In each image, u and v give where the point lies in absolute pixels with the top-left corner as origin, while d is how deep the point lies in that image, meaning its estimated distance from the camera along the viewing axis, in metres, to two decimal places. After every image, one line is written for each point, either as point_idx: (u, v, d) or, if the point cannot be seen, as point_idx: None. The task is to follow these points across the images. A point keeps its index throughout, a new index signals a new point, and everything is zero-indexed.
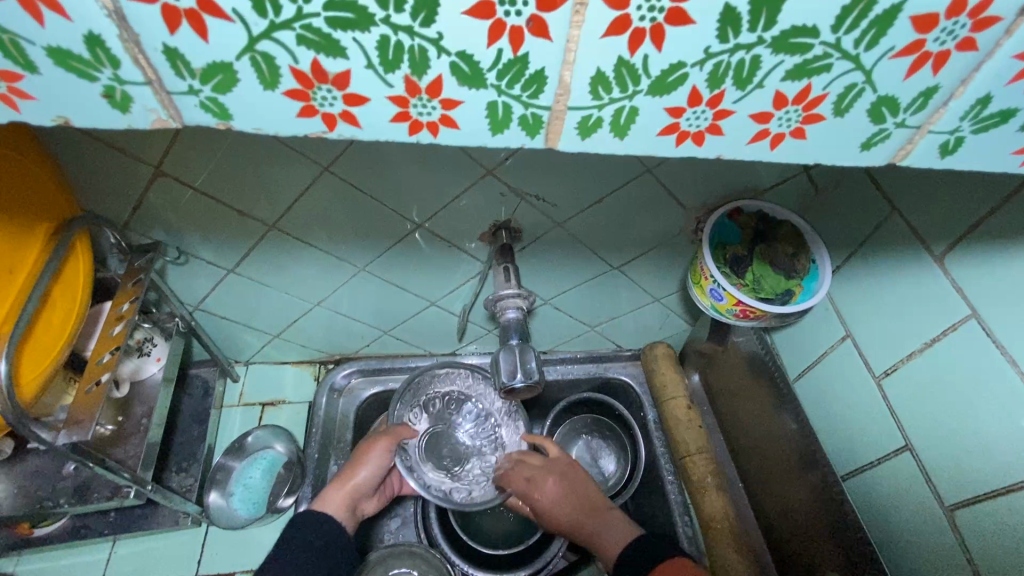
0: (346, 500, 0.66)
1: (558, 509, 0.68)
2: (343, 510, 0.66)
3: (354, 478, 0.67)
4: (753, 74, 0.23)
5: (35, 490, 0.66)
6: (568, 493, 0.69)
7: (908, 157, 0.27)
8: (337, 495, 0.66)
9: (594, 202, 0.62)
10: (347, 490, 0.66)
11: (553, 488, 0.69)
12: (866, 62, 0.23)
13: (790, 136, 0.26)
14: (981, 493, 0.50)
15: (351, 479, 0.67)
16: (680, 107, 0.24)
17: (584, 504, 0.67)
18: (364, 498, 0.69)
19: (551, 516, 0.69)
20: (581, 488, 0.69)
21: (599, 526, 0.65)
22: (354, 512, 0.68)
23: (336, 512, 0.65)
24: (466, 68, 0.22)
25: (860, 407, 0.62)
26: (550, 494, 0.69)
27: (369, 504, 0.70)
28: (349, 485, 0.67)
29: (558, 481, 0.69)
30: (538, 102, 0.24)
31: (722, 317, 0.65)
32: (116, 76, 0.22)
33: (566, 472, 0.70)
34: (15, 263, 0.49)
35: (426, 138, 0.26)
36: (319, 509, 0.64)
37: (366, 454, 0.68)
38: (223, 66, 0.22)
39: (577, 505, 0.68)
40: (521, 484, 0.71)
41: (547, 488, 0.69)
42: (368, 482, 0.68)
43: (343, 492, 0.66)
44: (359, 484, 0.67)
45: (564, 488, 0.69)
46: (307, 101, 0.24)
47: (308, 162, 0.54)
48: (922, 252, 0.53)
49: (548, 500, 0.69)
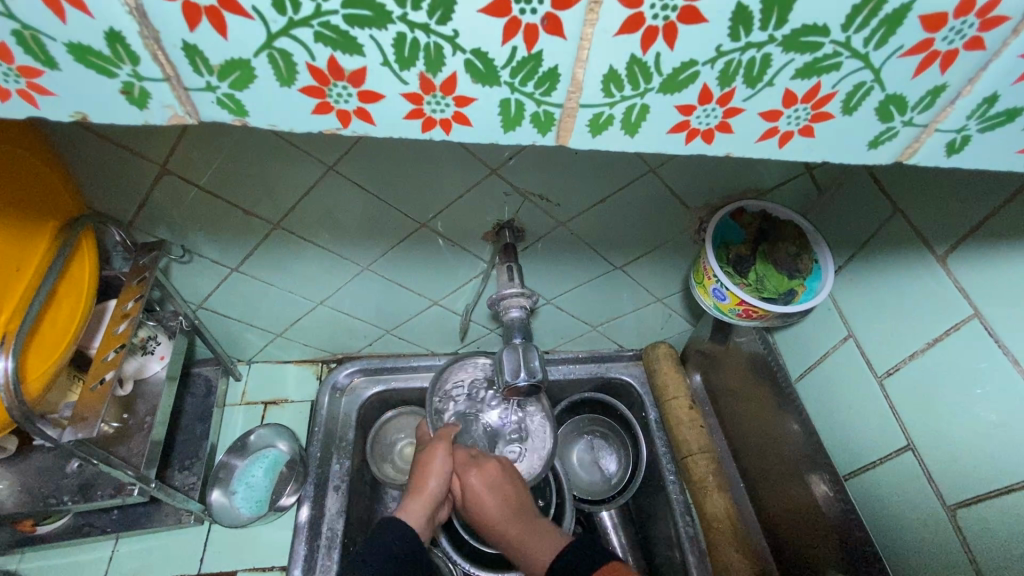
0: (423, 511, 0.66)
1: (486, 495, 0.65)
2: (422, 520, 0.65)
3: (426, 488, 0.66)
4: (763, 72, 0.23)
5: (39, 488, 0.66)
6: (500, 483, 0.66)
7: (915, 155, 0.27)
8: (415, 507, 0.65)
9: (598, 202, 0.62)
10: (423, 502, 0.66)
11: (489, 471, 0.66)
12: (875, 61, 0.23)
13: (798, 134, 0.26)
14: (983, 492, 0.50)
15: (426, 489, 0.66)
16: (691, 105, 0.24)
17: (516, 500, 0.65)
18: (438, 506, 0.68)
19: (477, 502, 0.65)
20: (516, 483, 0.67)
21: (523, 530, 0.63)
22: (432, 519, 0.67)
23: (416, 523, 0.65)
24: (480, 65, 0.23)
25: (862, 407, 0.62)
26: (486, 476, 0.66)
27: (440, 510, 0.70)
28: (425, 497, 0.66)
29: (496, 467, 0.67)
30: (550, 99, 0.24)
31: (726, 317, 0.65)
32: (135, 72, 0.22)
33: (505, 467, 0.68)
34: (22, 261, 0.50)
35: (438, 136, 0.26)
36: (400, 521, 0.64)
37: (429, 463, 0.67)
38: (241, 62, 0.22)
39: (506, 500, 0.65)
40: (462, 460, 0.68)
41: (484, 471, 0.67)
42: (439, 491, 0.67)
43: (419, 502, 0.66)
44: (433, 493, 0.66)
45: (497, 476, 0.66)
46: (323, 97, 0.24)
47: (313, 159, 0.54)
48: (925, 253, 0.54)
49: (479, 485, 0.65)
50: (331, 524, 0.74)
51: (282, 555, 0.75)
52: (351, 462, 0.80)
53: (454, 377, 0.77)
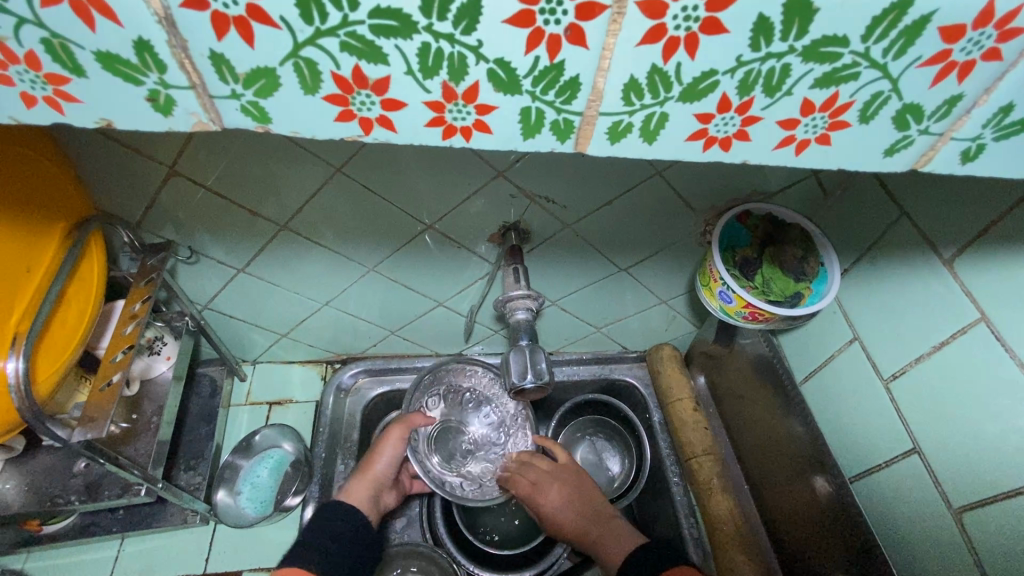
0: (368, 491, 0.68)
1: (564, 512, 0.70)
2: (367, 500, 0.68)
3: (374, 470, 0.69)
4: (782, 81, 0.23)
5: (46, 487, 0.66)
6: (573, 499, 0.71)
7: (930, 163, 0.27)
8: (360, 488, 0.68)
9: (603, 204, 0.63)
10: (367, 482, 0.68)
11: (558, 493, 0.71)
12: (893, 71, 0.23)
13: (815, 142, 0.26)
14: (990, 495, 0.50)
15: (372, 470, 0.69)
16: (710, 113, 0.25)
17: (588, 511, 0.70)
18: (384, 490, 0.71)
19: (556, 521, 0.70)
20: (585, 497, 0.71)
21: (604, 532, 0.67)
22: (378, 504, 0.70)
23: (361, 504, 0.67)
24: (503, 75, 0.23)
25: (868, 410, 0.63)
26: (552, 498, 0.71)
27: (387, 496, 0.72)
28: (371, 477, 0.69)
29: (561, 489, 0.72)
30: (570, 107, 0.24)
31: (731, 319, 0.65)
32: (161, 80, 0.23)
33: (573, 481, 0.73)
34: (33, 262, 0.50)
35: (458, 143, 0.26)
36: (343, 499, 0.66)
37: (382, 447, 0.70)
38: (266, 71, 0.23)
39: (581, 514, 0.70)
40: (527, 487, 0.72)
41: (551, 495, 0.72)
42: (386, 473, 0.70)
43: (364, 483, 0.68)
44: (378, 474, 0.69)
45: (569, 495, 0.71)
46: (346, 105, 0.24)
47: (322, 162, 0.54)
48: (931, 257, 0.54)
49: (554, 504, 0.71)
50: None
51: (287, 555, 0.75)
52: (356, 462, 0.80)
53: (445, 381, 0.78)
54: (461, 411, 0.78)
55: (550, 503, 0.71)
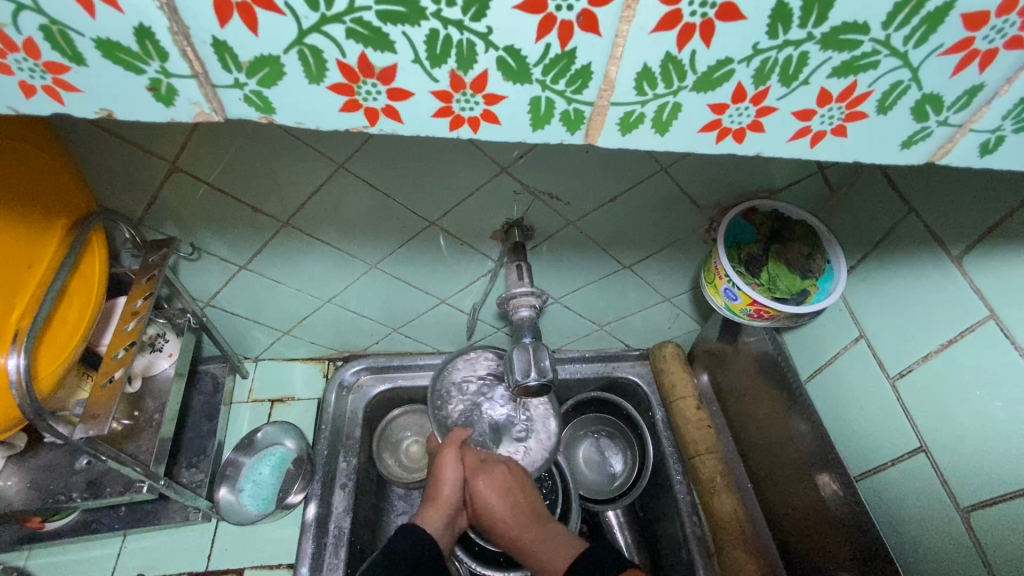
0: (441, 517, 0.66)
1: (497, 501, 0.66)
2: (440, 527, 0.65)
3: (442, 496, 0.66)
4: (799, 70, 0.23)
5: (48, 484, 0.66)
6: (513, 489, 0.67)
7: (948, 155, 0.27)
8: (433, 514, 0.65)
9: (608, 201, 0.62)
10: (440, 508, 0.66)
11: (500, 479, 0.67)
12: (913, 59, 0.23)
13: (831, 133, 0.26)
14: (999, 495, 0.49)
15: (442, 496, 0.66)
16: (724, 103, 0.24)
17: (530, 509, 0.67)
18: (455, 513, 0.68)
19: (487, 507, 0.66)
20: (527, 491, 0.67)
21: (540, 538, 0.65)
22: (451, 526, 0.67)
23: (435, 529, 0.65)
24: (513, 63, 0.22)
25: (875, 408, 0.62)
26: (492, 484, 0.66)
27: (458, 518, 0.70)
28: (441, 503, 0.66)
29: (505, 475, 0.67)
30: (581, 97, 0.24)
31: (737, 317, 0.64)
32: (163, 68, 0.22)
33: (516, 473, 0.69)
34: (33, 258, 0.49)
35: (465, 134, 0.26)
36: (419, 526, 0.64)
37: (442, 470, 0.67)
38: (270, 59, 0.22)
39: (516, 510, 0.66)
40: (468, 466, 0.68)
41: (491, 479, 0.67)
42: (454, 497, 0.67)
43: (436, 510, 0.66)
44: (449, 497, 0.66)
45: (509, 484, 0.67)
46: (351, 95, 0.24)
47: (325, 157, 0.54)
48: (940, 253, 0.53)
49: (489, 492, 0.66)
50: (337, 522, 0.75)
51: (290, 552, 0.75)
52: (358, 460, 0.80)
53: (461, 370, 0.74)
54: (481, 398, 0.74)
55: (485, 487, 0.66)
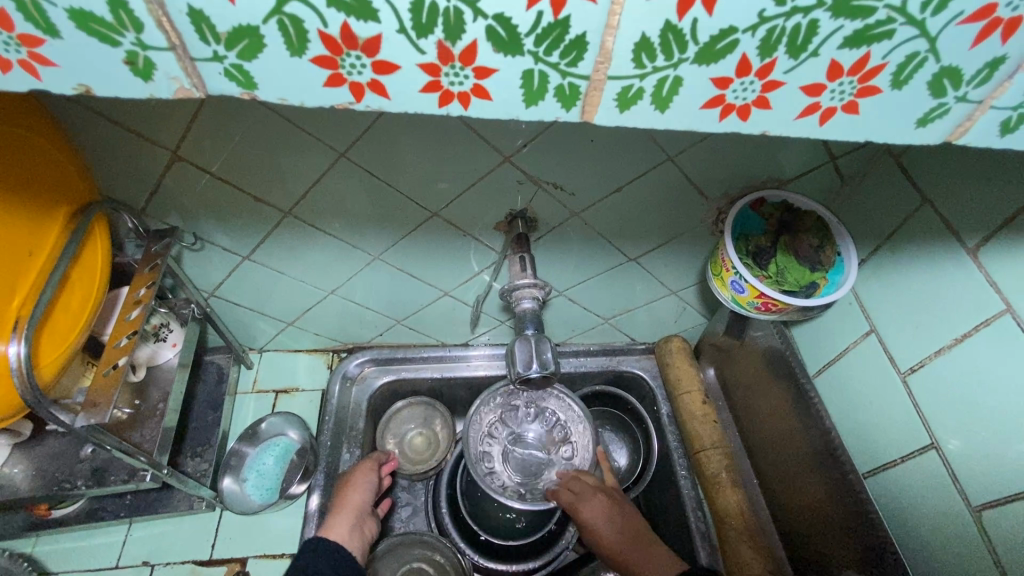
0: (348, 524, 0.68)
1: (602, 524, 0.69)
2: (348, 533, 0.67)
3: (351, 501, 0.70)
4: (807, 41, 0.22)
5: (53, 472, 0.66)
6: (616, 516, 0.69)
7: (965, 135, 0.25)
8: (339, 522, 0.67)
9: (613, 191, 0.61)
10: (347, 514, 0.68)
11: (601, 507, 0.70)
12: (930, 28, 0.21)
13: (842, 110, 0.24)
14: (1012, 494, 0.48)
15: (350, 503, 0.69)
16: (727, 77, 0.23)
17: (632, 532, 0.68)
18: (366, 522, 0.70)
19: (594, 534, 0.69)
20: (629, 517, 0.70)
21: (643, 557, 0.65)
22: (362, 535, 0.69)
23: (342, 537, 0.66)
24: (503, 33, 0.22)
25: (885, 403, 0.61)
26: (596, 513, 0.69)
27: (373, 529, 0.71)
28: (350, 509, 0.69)
29: (605, 503, 0.70)
30: (576, 71, 0.23)
31: (744, 309, 0.63)
32: (139, 40, 0.21)
33: (617, 500, 0.71)
34: (35, 245, 0.49)
35: (455, 111, 0.25)
36: (325, 535, 0.65)
37: (350, 482, 0.72)
38: (250, 30, 0.21)
39: (623, 532, 0.68)
40: (570, 496, 0.72)
41: (592, 507, 0.70)
42: (364, 503, 0.70)
43: (344, 517, 0.68)
44: (357, 505, 0.70)
45: (612, 511, 0.69)
46: (335, 68, 0.23)
47: (324, 146, 0.53)
48: (954, 245, 0.52)
49: (595, 520, 0.69)
50: None
51: (292, 542, 0.75)
52: (361, 452, 0.80)
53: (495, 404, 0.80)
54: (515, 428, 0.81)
55: (591, 517, 0.69)
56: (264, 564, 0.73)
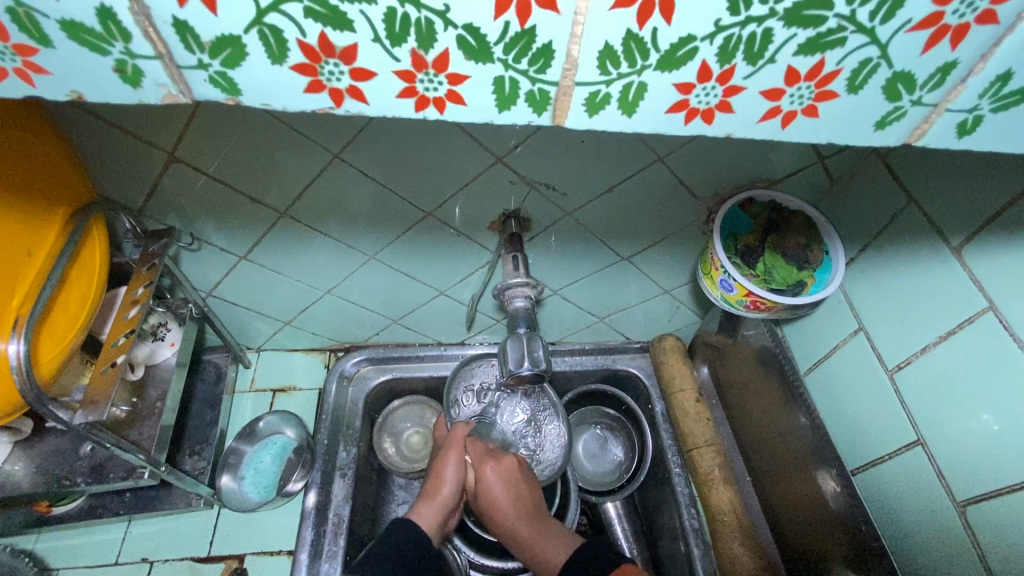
0: (436, 516, 0.67)
1: (501, 491, 0.67)
2: (434, 525, 0.66)
3: (440, 494, 0.68)
4: (764, 49, 0.23)
5: (54, 469, 0.67)
6: (517, 482, 0.68)
7: (924, 137, 0.26)
8: (429, 512, 0.66)
9: (605, 191, 0.62)
10: (436, 506, 0.67)
11: (505, 470, 0.68)
12: (881, 36, 0.22)
13: (801, 114, 0.25)
14: (995, 489, 0.49)
15: (439, 493, 0.68)
16: (690, 83, 0.24)
17: (531, 502, 0.67)
18: (449, 513, 0.69)
19: (489, 500, 0.67)
20: (528, 486, 0.68)
21: (535, 533, 0.65)
22: (442, 525, 0.68)
23: (429, 526, 0.66)
24: (473, 42, 0.22)
25: (872, 401, 0.61)
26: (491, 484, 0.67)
27: (451, 517, 0.71)
28: (439, 502, 0.67)
29: (509, 465, 0.69)
30: (545, 77, 0.24)
31: (733, 308, 0.64)
32: (127, 49, 0.22)
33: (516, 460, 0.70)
34: (34, 245, 0.50)
35: (432, 115, 0.26)
36: (412, 522, 0.65)
37: (443, 472, 0.68)
38: (232, 39, 0.22)
39: (520, 501, 0.67)
40: (474, 457, 0.70)
41: (498, 466, 0.69)
42: (452, 496, 0.68)
43: (431, 508, 0.67)
44: (446, 498, 0.68)
45: (512, 476, 0.68)
46: (314, 76, 0.24)
47: (317, 148, 0.54)
48: (939, 244, 0.52)
49: (495, 481, 0.67)
50: (337, 509, 0.76)
51: (290, 539, 0.76)
52: (358, 449, 0.81)
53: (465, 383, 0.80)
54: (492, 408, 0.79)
55: (489, 478, 0.68)
56: (262, 561, 0.74)
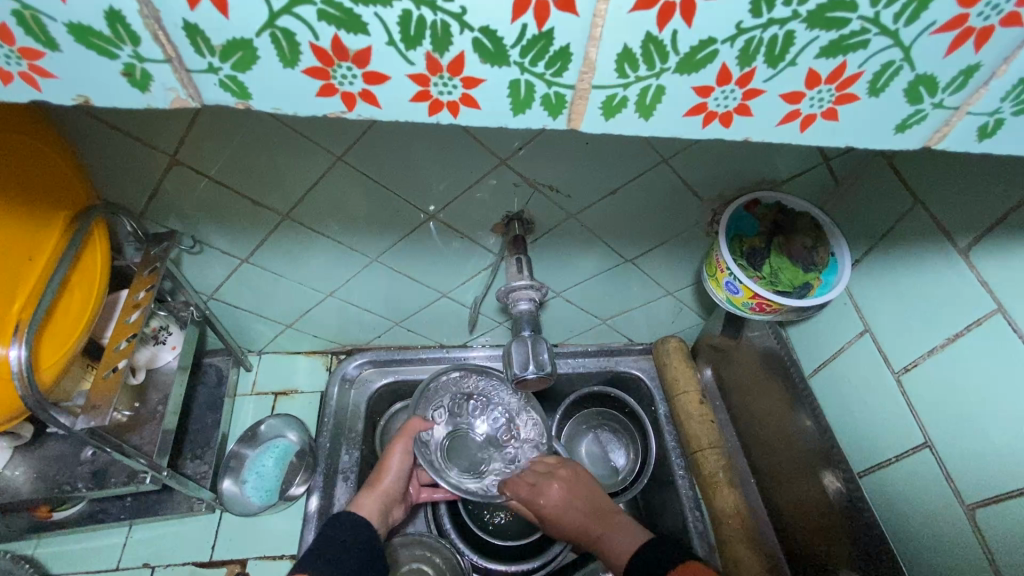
0: (378, 504, 0.68)
1: (565, 518, 0.67)
2: (376, 513, 0.68)
3: (383, 484, 0.70)
4: (784, 51, 0.23)
5: (55, 474, 0.67)
6: (571, 499, 0.68)
7: (944, 140, 0.26)
8: (370, 501, 0.68)
9: (608, 193, 0.61)
10: (378, 494, 0.69)
11: (559, 491, 0.69)
12: (904, 38, 0.22)
13: (821, 117, 0.25)
14: (1003, 492, 0.49)
15: (384, 482, 0.70)
16: (709, 86, 0.24)
17: (592, 511, 0.67)
18: (393, 504, 0.71)
19: (557, 522, 0.68)
20: (586, 497, 0.68)
21: (607, 535, 0.65)
22: (386, 517, 0.70)
23: (371, 515, 0.68)
24: (489, 45, 0.22)
25: (879, 403, 0.61)
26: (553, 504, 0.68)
27: (396, 510, 0.73)
28: (381, 491, 0.70)
29: (561, 487, 0.69)
30: (561, 80, 0.24)
31: (738, 310, 0.64)
32: (136, 53, 0.22)
33: (568, 476, 0.70)
34: (34, 250, 0.50)
35: (445, 119, 0.25)
36: (354, 511, 0.67)
37: (388, 460, 0.71)
38: (244, 43, 0.22)
39: (586, 516, 0.67)
40: (526, 490, 0.70)
41: (552, 495, 0.69)
42: (397, 487, 0.71)
43: (374, 496, 0.69)
44: (389, 487, 0.70)
45: (568, 495, 0.68)
46: (327, 79, 0.23)
47: (320, 150, 0.54)
48: (946, 246, 0.52)
49: (553, 504, 0.68)
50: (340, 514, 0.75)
51: (292, 543, 0.75)
52: (360, 453, 0.80)
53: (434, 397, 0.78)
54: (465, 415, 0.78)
55: (546, 502, 0.68)
56: (264, 565, 0.74)
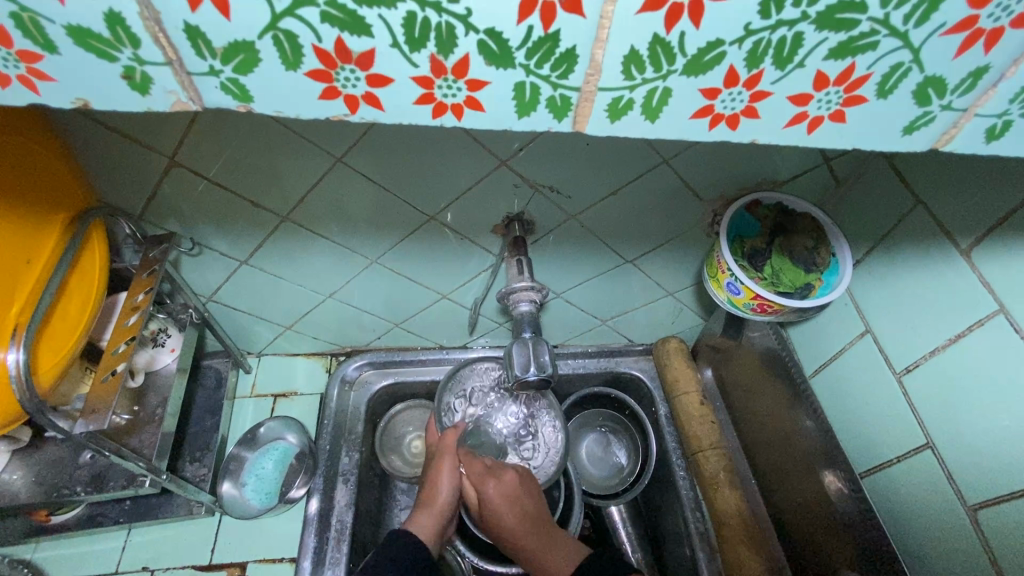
0: (434, 520, 0.67)
1: (505, 508, 0.66)
2: (434, 531, 0.67)
3: (438, 500, 0.69)
4: (793, 53, 0.22)
5: (53, 478, 0.67)
6: (521, 496, 0.67)
7: (952, 141, 0.26)
8: (427, 519, 0.67)
9: (609, 194, 0.61)
10: (435, 512, 0.68)
11: (510, 484, 0.68)
12: (914, 40, 0.22)
13: (828, 119, 0.25)
14: (1005, 493, 0.49)
15: (437, 499, 0.69)
16: (716, 88, 0.24)
17: (535, 514, 0.66)
18: (449, 520, 0.70)
19: (492, 514, 0.67)
20: (532, 499, 0.67)
21: (543, 543, 0.65)
22: (444, 531, 0.69)
23: (429, 533, 0.66)
24: (495, 47, 0.22)
25: (880, 403, 0.61)
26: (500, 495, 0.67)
27: (452, 525, 0.72)
28: (437, 507, 0.68)
29: (514, 479, 0.68)
30: (567, 83, 0.23)
31: (739, 311, 0.64)
32: (136, 56, 0.22)
33: (521, 474, 0.70)
34: (33, 252, 0.49)
35: (449, 121, 0.25)
36: (410, 529, 0.65)
37: (439, 476, 0.70)
38: (245, 45, 0.22)
39: (524, 518, 0.66)
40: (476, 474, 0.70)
41: (499, 484, 0.68)
42: (450, 501, 0.69)
43: (430, 514, 0.68)
44: (444, 502, 0.69)
45: (518, 490, 0.67)
46: (330, 81, 0.23)
47: (320, 151, 0.53)
48: (947, 246, 0.52)
49: (499, 496, 0.67)
50: (340, 517, 0.75)
51: (292, 546, 0.75)
52: (360, 455, 0.80)
53: (457, 391, 0.79)
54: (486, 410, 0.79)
55: (492, 492, 0.67)
56: (263, 568, 0.73)
